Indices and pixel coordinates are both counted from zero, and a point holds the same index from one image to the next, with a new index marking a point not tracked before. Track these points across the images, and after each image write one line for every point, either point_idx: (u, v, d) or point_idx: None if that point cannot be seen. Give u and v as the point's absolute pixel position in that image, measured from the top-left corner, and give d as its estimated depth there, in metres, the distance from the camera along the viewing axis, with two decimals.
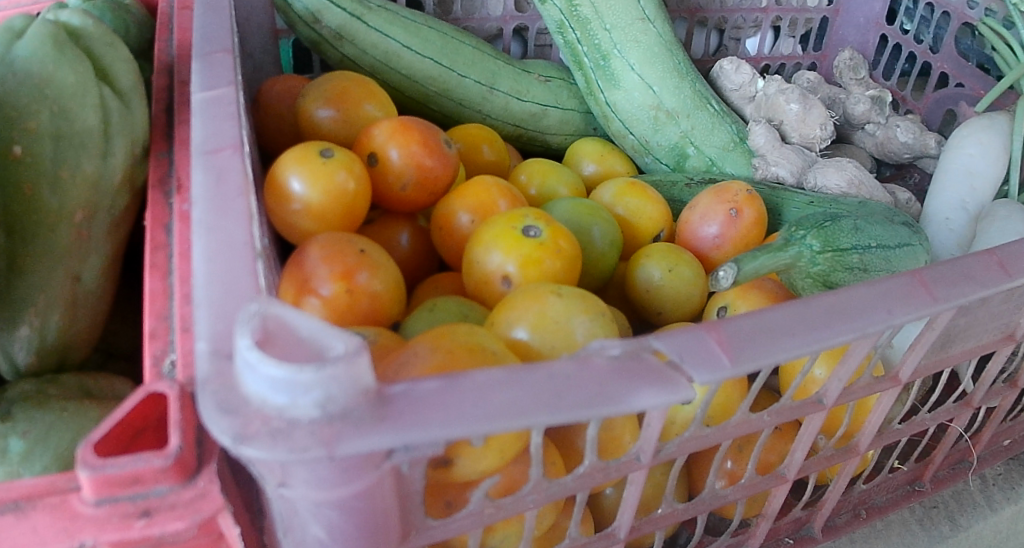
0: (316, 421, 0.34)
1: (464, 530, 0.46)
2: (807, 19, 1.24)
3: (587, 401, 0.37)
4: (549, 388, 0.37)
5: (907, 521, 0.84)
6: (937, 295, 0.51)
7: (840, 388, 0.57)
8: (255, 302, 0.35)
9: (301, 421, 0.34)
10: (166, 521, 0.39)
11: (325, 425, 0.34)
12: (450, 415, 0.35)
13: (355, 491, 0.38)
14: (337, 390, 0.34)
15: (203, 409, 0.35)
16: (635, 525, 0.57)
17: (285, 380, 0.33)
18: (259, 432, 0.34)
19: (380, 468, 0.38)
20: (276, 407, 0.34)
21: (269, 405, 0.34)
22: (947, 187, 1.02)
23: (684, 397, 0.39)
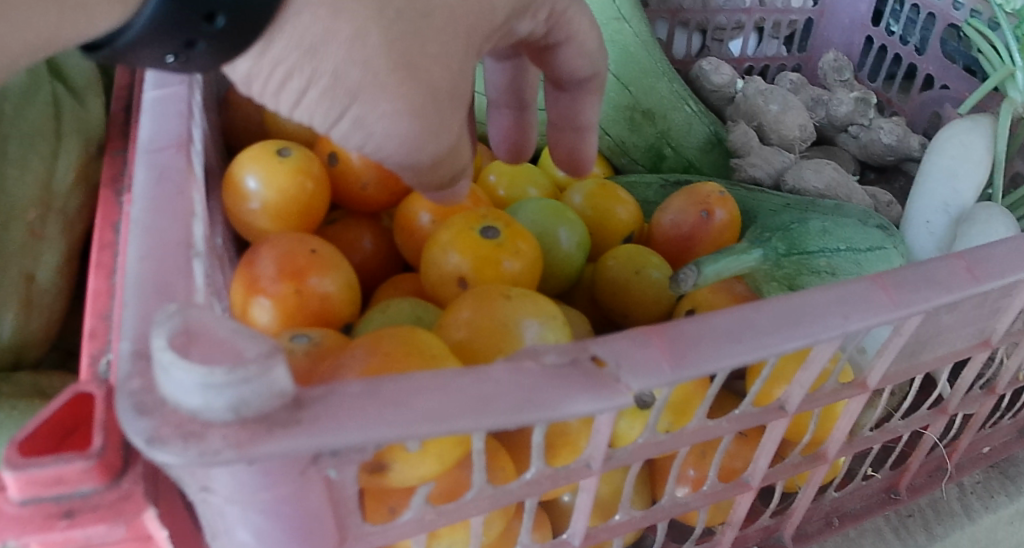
0: (230, 424, 0.33)
1: (404, 537, 0.45)
2: (790, 21, 1.24)
3: (518, 406, 0.36)
4: (477, 394, 0.36)
5: (881, 530, 0.83)
6: (897, 300, 0.50)
7: (802, 394, 0.56)
8: (175, 306, 0.34)
9: (215, 424, 0.33)
10: (88, 523, 0.38)
11: (239, 429, 0.33)
12: (371, 421, 0.34)
13: (279, 496, 0.37)
14: (252, 394, 0.33)
15: (119, 410, 0.34)
16: (590, 533, 0.56)
17: (198, 382, 0.32)
18: (172, 435, 0.33)
19: (305, 473, 0.37)
20: (190, 409, 0.33)
21: (182, 407, 0.33)
22: (929, 191, 1.01)
23: (622, 402, 0.39)
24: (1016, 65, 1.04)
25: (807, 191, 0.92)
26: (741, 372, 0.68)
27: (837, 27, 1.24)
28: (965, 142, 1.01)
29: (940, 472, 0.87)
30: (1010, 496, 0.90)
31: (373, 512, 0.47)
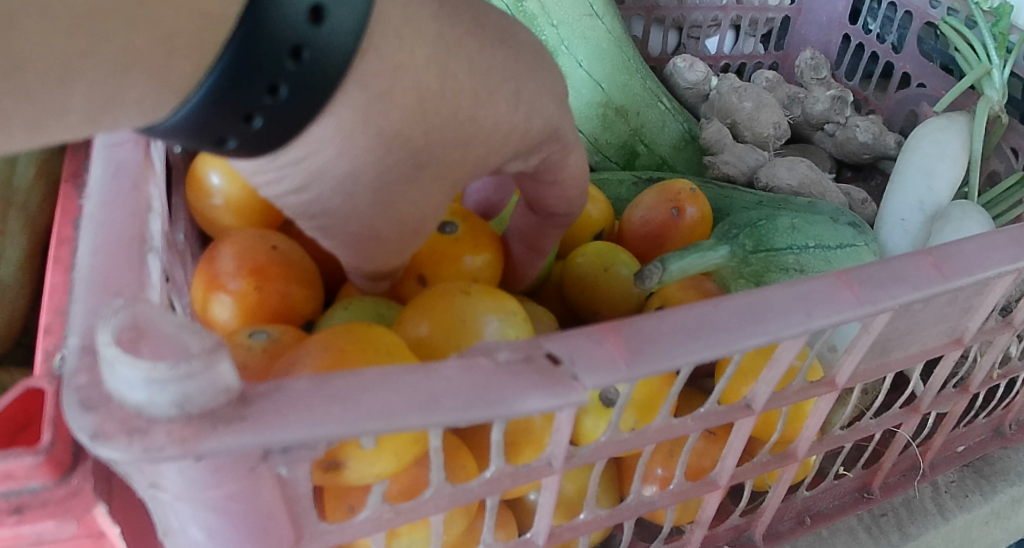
0: (174, 420, 0.32)
1: (362, 535, 0.44)
2: (768, 19, 1.24)
3: (470, 402, 0.36)
4: (428, 389, 0.35)
5: (855, 530, 0.82)
6: (862, 296, 0.50)
7: (768, 392, 0.56)
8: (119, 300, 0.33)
9: (159, 420, 0.32)
10: (37, 519, 0.38)
11: (183, 425, 0.32)
12: (319, 416, 0.34)
13: (229, 493, 0.37)
14: (196, 390, 0.32)
15: (63, 407, 0.33)
16: (555, 532, 0.56)
17: (141, 378, 0.31)
18: (116, 431, 0.32)
19: (255, 470, 0.36)
20: (134, 405, 0.32)
21: (127, 403, 0.32)
22: (905, 189, 1.00)
23: (581, 399, 0.38)
24: (992, 64, 1.05)
25: (780, 188, 0.92)
26: (710, 371, 0.68)
27: (813, 25, 1.24)
28: (939, 141, 1.02)
29: (914, 471, 0.87)
30: (984, 495, 0.91)
31: (332, 510, 0.47)
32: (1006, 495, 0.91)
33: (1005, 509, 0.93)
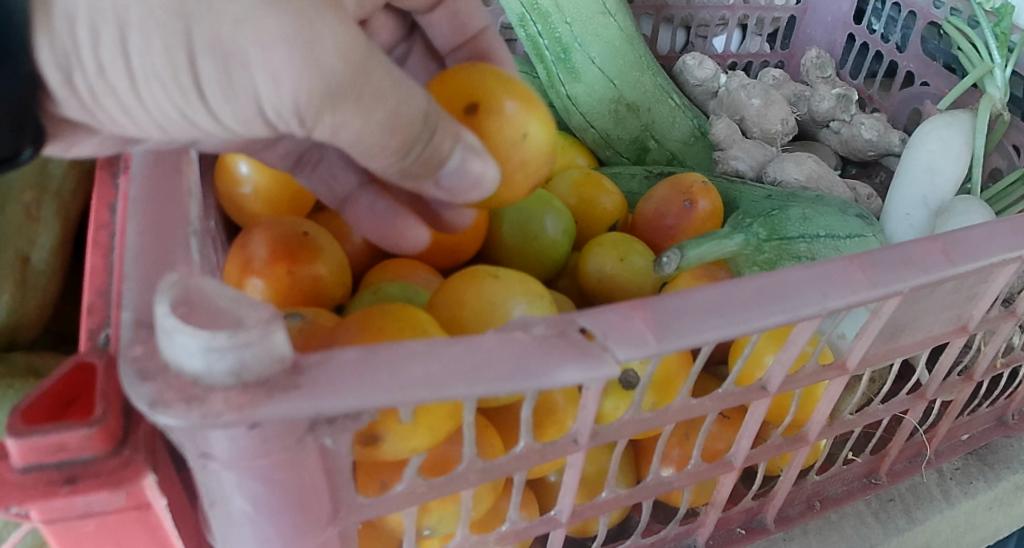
0: (231, 388, 0.34)
1: (396, 509, 0.46)
2: (774, 19, 1.27)
3: (509, 373, 0.38)
4: (468, 360, 0.37)
5: (863, 515, 0.84)
6: (875, 279, 0.51)
7: (783, 374, 0.58)
8: (175, 273, 0.35)
9: (216, 388, 0.34)
10: (89, 489, 0.39)
11: (239, 393, 0.34)
12: (366, 386, 0.35)
13: (276, 463, 0.38)
14: (252, 358, 0.34)
15: (123, 376, 0.35)
16: (577, 510, 0.58)
17: (200, 346, 0.33)
18: (174, 399, 0.34)
19: (302, 441, 0.38)
20: (192, 374, 0.34)
21: (185, 372, 0.34)
22: (909, 183, 1.03)
23: (609, 374, 0.40)
24: (994, 62, 1.07)
25: (788, 182, 0.94)
26: (723, 357, 0.70)
27: (819, 24, 1.27)
28: (944, 137, 1.04)
29: (920, 458, 0.89)
30: (988, 482, 0.92)
31: (365, 486, 0.48)
32: (1009, 483, 0.93)
33: (1008, 497, 0.95)
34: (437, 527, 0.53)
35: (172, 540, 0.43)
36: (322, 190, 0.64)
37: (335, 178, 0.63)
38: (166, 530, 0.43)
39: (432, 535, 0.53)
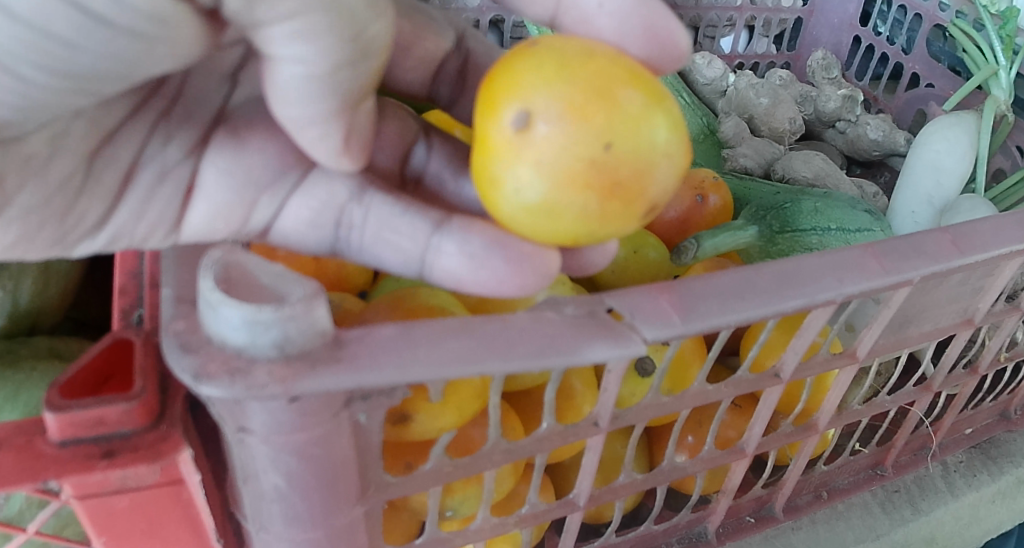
0: (273, 361, 0.35)
1: (424, 488, 0.47)
2: (780, 20, 1.29)
3: (542, 350, 0.39)
4: (501, 338, 0.39)
5: (868, 505, 0.85)
6: (888, 267, 0.53)
7: (796, 361, 0.59)
8: (217, 252, 0.36)
9: (259, 360, 0.35)
10: (127, 463, 0.39)
11: (281, 366, 0.35)
12: (403, 361, 0.36)
13: (313, 437, 0.39)
14: (295, 332, 0.35)
15: (166, 349, 0.35)
16: (595, 494, 0.59)
17: (245, 319, 0.34)
18: (218, 371, 0.35)
19: (338, 416, 0.39)
20: (236, 347, 0.35)
21: (229, 345, 0.35)
22: (914, 181, 1.04)
23: (636, 353, 0.41)
24: (998, 64, 1.09)
25: (796, 179, 0.95)
26: (734, 348, 0.71)
27: (825, 26, 1.29)
28: (949, 137, 1.05)
29: (924, 451, 0.90)
30: (991, 475, 0.94)
31: (391, 467, 0.49)
32: (1012, 476, 0.95)
33: (1011, 490, 0.96)
34: (459, 507, 0.54)
35: (203, 517, 0.44)
36: (393, 250, 0.52)
37: (402, 231, 0.52)
38: (197, 507, 0.43)
39: (453, 516, 0.55)
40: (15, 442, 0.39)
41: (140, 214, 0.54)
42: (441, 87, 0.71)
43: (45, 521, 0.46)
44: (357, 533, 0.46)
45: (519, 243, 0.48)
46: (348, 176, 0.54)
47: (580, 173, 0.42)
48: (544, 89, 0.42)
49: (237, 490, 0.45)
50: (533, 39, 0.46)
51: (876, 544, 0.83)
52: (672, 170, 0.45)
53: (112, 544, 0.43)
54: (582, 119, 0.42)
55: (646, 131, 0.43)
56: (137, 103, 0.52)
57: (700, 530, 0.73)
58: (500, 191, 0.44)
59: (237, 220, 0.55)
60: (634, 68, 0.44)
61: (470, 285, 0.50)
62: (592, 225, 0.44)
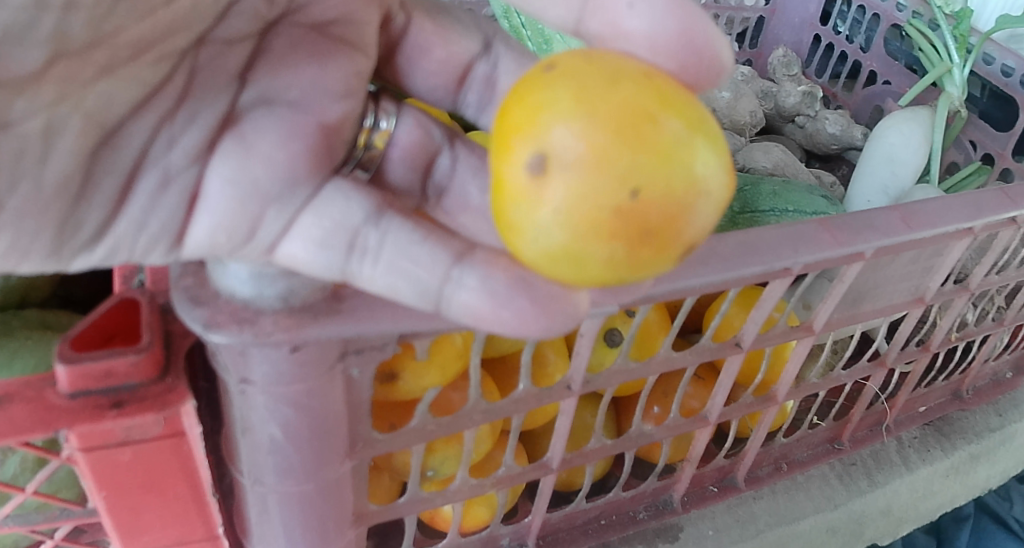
0: (278, 311, 0.42)
1: (408, 444, 0.50)
2: (744, 19, 1.34)
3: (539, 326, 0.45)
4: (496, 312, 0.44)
5: (826, 476, 0.89)
6: (841, 239, 0.57)
7: (756, 331, 0.63)
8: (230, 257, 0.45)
9: (266, 310, 0.42)
10: (135, 412, 0.42)
11: (285, 315, 0.42)
12: (393, 313, 0.44)
13: (309, 387, 0.43)
14: (297, 287, 0.43)
15: (179, 303, 0.42)
16: (568, 458, 0.62)
17: (253, 274, 0.43)
18: (227, 320, 0.41)
19: (333, 368, 0.44)
20: (244, 299, 0.42)
21: (237, 298, 0.42)
22: (871, 171, 1.09)
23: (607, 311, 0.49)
24: (953, 62, 1.14)
25: (756, 169, 0.99)
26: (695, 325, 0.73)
27: (786, 25, 1.35)
28: (903, 130, 1.11)
29: (880, 426, 0.94)
30: (944, 450, 0.99)
31: (378, 425, 0.53)
32: (964, 452, 1.00)
33: (963, 465, 1.02)
34: (440, 468, 0.58)
35: (201, 470, 0.47)
36: (408, 280, 0.44)
37: (420, 260, 0.44)
38: (195, 460, 0.46)
39: (434, 477, 0.58)
40: (25, 395, 0.41)
41: (142, 225, 0.51)
42: (468, 95, 0.66)
43: (43, 481, 0.48)
44: (343, 485, 0.50)
45: (545, 283, 0.43)
46: (366, 199, 0.48)
47: (604, 223, 0.37)
48: (560, 128, 0.37)
49: (233, 446, 0.48)
50: (548, 62, 0.41)
51: (835, 513, 0.87)
52: (713, 208, 0.39)
53: (114, 496, 0.46)
54: (608, 162, 0.37)
55: (679, 169, 0.37)
56: (142, 98, 0.51)
57: (666, 499, 0.77)
58: (516, 240, 0.39)
59: (241, 235, 0.48)
60: (665, 91, 0.39)
61: (490, 326, 0.44)
62: (621, 276, 0.39)
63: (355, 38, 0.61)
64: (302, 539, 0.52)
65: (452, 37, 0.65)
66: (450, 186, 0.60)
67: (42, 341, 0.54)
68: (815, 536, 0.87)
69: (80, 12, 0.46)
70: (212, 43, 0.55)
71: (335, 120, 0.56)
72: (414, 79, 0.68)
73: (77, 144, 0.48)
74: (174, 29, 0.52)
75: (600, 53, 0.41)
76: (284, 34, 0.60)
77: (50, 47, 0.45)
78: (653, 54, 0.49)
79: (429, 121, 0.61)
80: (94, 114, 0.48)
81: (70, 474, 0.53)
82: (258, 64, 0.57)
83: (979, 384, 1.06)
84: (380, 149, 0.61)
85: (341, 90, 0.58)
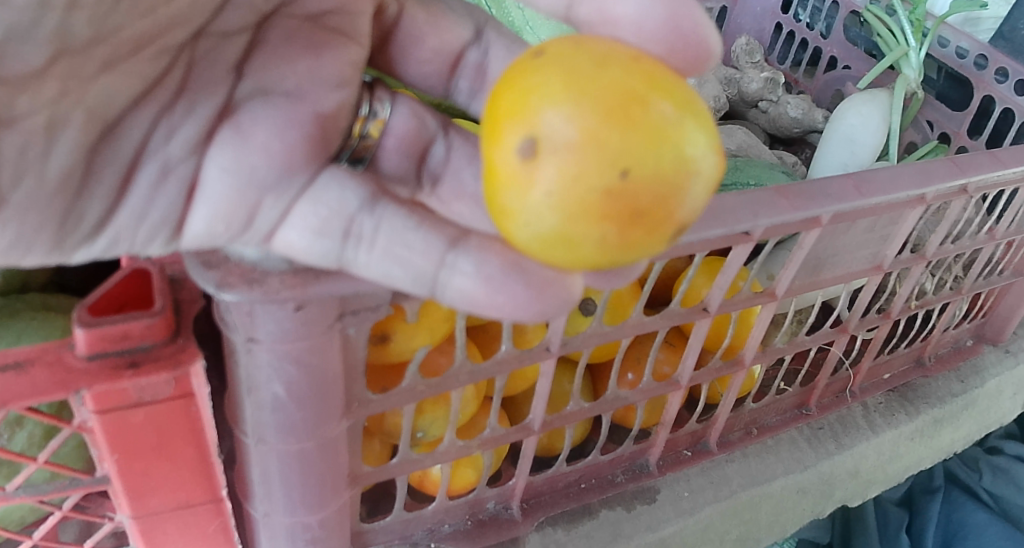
0: (283, 272, 0.47)
1: (400, 404, 0.56)
2: (706, 10, 1.40)
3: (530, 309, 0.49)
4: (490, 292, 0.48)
5: (796, 440, 0.93)
6: (796, 204, 0.62)
7: (721, 296, 0.67)
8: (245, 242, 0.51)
9: (272, 272, 0.47)
10: (150, 371, 0.47)
11: (290, 276, 0.47)
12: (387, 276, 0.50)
13: (308, 345, 0.49)
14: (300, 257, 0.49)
15: (191, 266, 0.47)
16: (548, 419, 0.66)
17: (259, 251, 0.49)
18: (237, 281, 0.46)
19: (331, 328, 0.49)
20: (251, 262, 0.48)
21: (245, 261, 0.48)
22: (832, 150, 1.14)
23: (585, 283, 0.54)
24: (908, 46, 1.19)
25: (721, 150, 1.03)
26: (660, 297, 0.75)
27: (748, 14, 1.40)
28: (863, 112, 1.15)
29: (845, 393, 0.99)
30: (908, 414, 1.02)
31: (372, 387, 0.58)
32: (927, 415, 1.03)
33: (927, 428, 1.05)
34: (428, 430, 0.62)
35: (209, 429, 0.52)
36: (404, 266, 0.48)
37: (415, 247, 0.48)
38: (202, 421, 0.51)
39: (424, 438, 0.62)
40: (46, 359, 0.46)
41: (141, 215, 0.54)
42: (460, 81, 0.70)
43: (54, 450, 0.50)
44: (339, 447, 0.55)
45: (539, 269, 0.47)
46: (360, 186, 0.52)
47: (594, 204, 0.39)
48: (550, 112, 0.39)
49: (236, 408, 0.53)
50: (538, 49, 0.43)
51: (805, 473, 0.91)
52: (701, 187, 0.41)
53: (125, 458, 0.51)
54: (597, 144, 0.39)
55: (667, 149, 0.39)
56: (141, 92, 0.53)
57: (643, 463, 0.82)
58: (511, 221, 0.41)
59: (239, 223, 0.52)
60: (652, 75, 0.41)
61: (486, 309, 0.48)
62: (611, 256, 0.41)
63: (351, 29, 0.64)
64: (301, 498, 0.57)
65: (443, 26, 0.68)
66: (445, 173, 0.62)
67: (47, 320, 0.57)
68: (786, 497, 0.91)
69: (82, 10, 0.48)
70: (209, 36, 0.58)
71: (330, 110, 0.59)
72: (407, 67, 0.71)
73: (80, 139, 0.51)
74: (172, 24, 0.55)
75: (588, 39, 0.43)
76: (278, 27, 0.62)
77: (52, 45, 0.48)
78: (641, 41, 0.51)
79: (424, 110, 0.63)
80: (96, 109, 0.51)
81: (76, 448, 0.56)
82: (255, 55, 0.60)
83: (941, 352, 1.10)
84: (374, 137, 0.63)
85: (336, 80, 0.61)
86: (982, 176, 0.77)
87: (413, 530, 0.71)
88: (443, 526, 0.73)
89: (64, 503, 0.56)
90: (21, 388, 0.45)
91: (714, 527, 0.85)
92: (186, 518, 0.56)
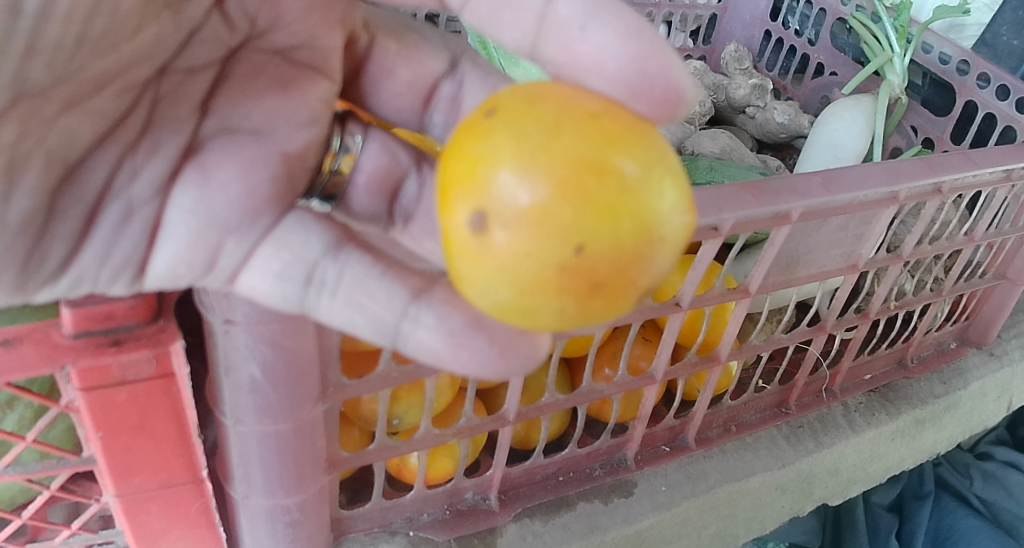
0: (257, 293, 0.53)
1: (376, 388, 0.59)
2: (697, 17, 1.44)
3: (496, 355, 0.52)
4: (457, 338, 0.52)
5: (775, 438, 0.94)
6: (761, 200, 0.65)
7: (692, 291, 0.68)
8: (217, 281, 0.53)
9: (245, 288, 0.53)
10: (133, 348, 0.49)
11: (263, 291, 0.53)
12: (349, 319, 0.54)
13: (281, 324, 0.54)
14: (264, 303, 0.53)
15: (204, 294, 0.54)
16: (523, 411, 0.68)
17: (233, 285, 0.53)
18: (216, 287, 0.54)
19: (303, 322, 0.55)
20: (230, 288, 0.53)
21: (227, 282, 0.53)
22: (815, 155, 1.15)
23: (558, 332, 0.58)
24: (892, 51, 1.20)
25: (704, 154, 1.05)
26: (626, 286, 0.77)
27: (737, 21, 1.44)
28: (846, 117, 1.17)
29: (824, 392, 0.99)
30: (889, 415, 1.02)
31: (347, 373, 0.62)
32: (908, 416, 1.04)
33: (909, 429, 1.05)
34: (404, 416, 0.65)
35: (189, 411, 0.54)
36: (366, 316, 0.53)
37: (377, 297, 0.53)
38: (183, 402, 0.53)
39: (399, 424, 0.65)
40: (34, 337, 0.48)
41: (103, 259, 0.55)
42: (435, 114, 0.70)
43: (42, 430, 0.52)
44: (316, 431, 0.60)
45: (503, 327, 0.52)
46: (325, 231, 0.55)
47: (550, 279, 0.41)
48: (502, 185, 0.41)
49: (217, 390, 0.58)
50: (492, 105, 0.44)
51: (783, 471, 0.92)
52: (665, 252, 0.43)
53: (109, 437, 0.53)
54: (548, 219, 0.40)
55: (622, 220, 0.41)
56: (104, 132, 0.54)
57: (621, 457, 0.84)
58: (469, 289, 0.43)
59: (201, 264, 0.53)
60: (611, 136, 0.42)
61: (449, 362, 0.53)
62: (572, 322, 0.43)
63: (320, 63, 0.63)
64: (278, 480, 0.60)
65: (417, 57, 0.69)
66: (417, 210, 0.62)
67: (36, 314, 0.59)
68: (763, 493, 0.92)
69: (40, 56, 0.49)
70: (173, 72, 0.58)
71: (298, 150, 0.59)
72: (379, 98, 0.71)
73: (41, 181, 0.52)
74: (134, 61, 0.55)
75: (545, 93, 0.44)
76: (244, 60, 0.62)
77: (11, 89, 0.49)
78: (606, 83, 0.51)
79: (397, 145, 0.63)
80: (57, 151, 0.52)
81: (65, 432, 0.58)
82: (220, 92, 0.60)
83: (924, 354, 1.10)
84: (344, 173, 0.63)
85: (306, 118, 0.60)
86: (954, 176, 0.79)
87: (393, 518, 0.74)
88: (422, 515, 0.75)
89: (52, 484, 0.57)
90: (8, 363, 0.47)
91: (691, 522, 0.86)
92: (168, 499, 0.58)
